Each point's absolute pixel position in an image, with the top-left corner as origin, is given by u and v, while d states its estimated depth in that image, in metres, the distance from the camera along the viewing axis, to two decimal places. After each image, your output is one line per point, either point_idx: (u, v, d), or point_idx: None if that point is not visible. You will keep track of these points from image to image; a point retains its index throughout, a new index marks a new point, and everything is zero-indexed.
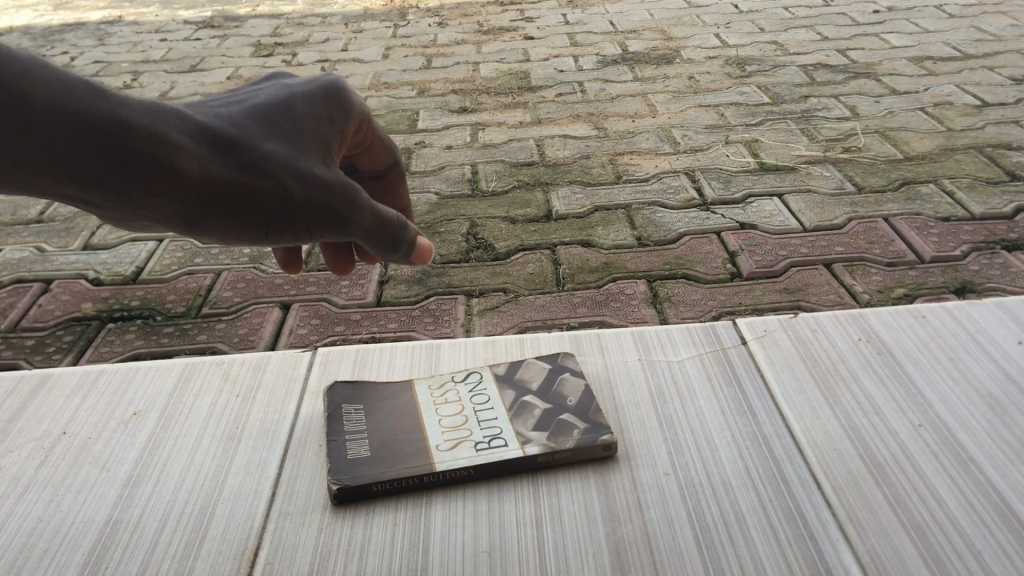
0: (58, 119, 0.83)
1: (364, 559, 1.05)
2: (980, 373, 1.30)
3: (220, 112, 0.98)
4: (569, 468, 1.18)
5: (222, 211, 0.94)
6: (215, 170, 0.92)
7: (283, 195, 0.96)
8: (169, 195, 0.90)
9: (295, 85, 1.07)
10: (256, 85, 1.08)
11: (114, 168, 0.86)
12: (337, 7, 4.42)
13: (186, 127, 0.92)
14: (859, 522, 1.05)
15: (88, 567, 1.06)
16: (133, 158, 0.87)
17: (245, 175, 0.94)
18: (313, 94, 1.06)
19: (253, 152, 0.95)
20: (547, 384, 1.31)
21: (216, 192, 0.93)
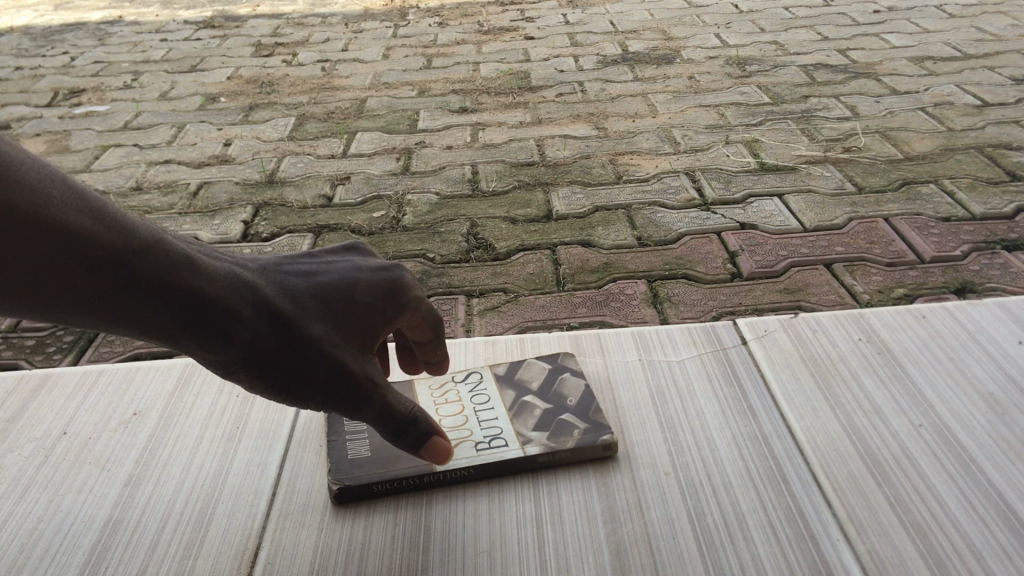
0: (134, 290, 0.84)
1: (364, 559, 1.05)
2: (981, 373, 1.30)
3: (285, 282, 0.99)
4: (570, 467, 1.18)
5: (253, 371, 0.94)
6: (262, 339, 0.93)
7: (312, 371, 0.95)
8: (212, 353, 0.91)
9: (365, 270, 1.07)
10: (330, 259, 1.10)
11: (170, 330, 0.88)
12: (338, 7, 4.42)
13: (250, 298, 0.92)
14: (859, 522, 1.05)
15: (88, 567, 1.06)
16: (188, 327, 0.88)
17: (286, 348, 0.94)
18: (378, 283, 1.06)
19: (301, 328, 0.95)
20: (546, 383, 1.31)
21: (254, 357, 0.93)
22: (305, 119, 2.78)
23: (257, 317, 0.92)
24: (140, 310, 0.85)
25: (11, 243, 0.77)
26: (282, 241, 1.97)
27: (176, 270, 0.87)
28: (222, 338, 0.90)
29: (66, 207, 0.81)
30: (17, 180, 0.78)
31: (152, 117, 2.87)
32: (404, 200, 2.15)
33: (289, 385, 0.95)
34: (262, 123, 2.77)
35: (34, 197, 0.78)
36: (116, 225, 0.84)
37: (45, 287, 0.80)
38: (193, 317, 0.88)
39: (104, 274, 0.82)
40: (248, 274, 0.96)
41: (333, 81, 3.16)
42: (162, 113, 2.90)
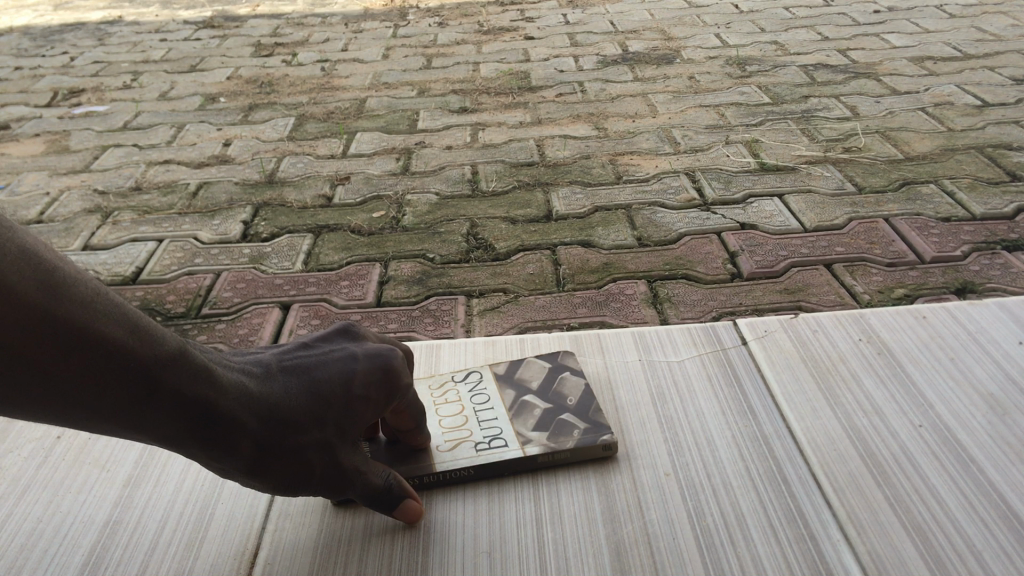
0: (157, 400, 0.83)
1: (364, 559, 1.05)
2: (981, 373, 1.30)
3: (282, 385, 0.98)
4: (569, 467, 1.18)
5: (255, 473, 0.95)
6: (264, 445, 0.93)
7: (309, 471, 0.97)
8: (218, 460, 0.92)
9: (362, 358, 1.06)
10: (326, 348, 1.08)
11: (181, 441, 0.88)
12: (338, 7, 4.42)
13: (256, 408, 0.92)
14: (859, 522, 1.05)
15: (88, 566, 1.06)
16: (199, 438, 0.88)
17: (284, 455, 0.95)
18: (374, 372, 1.05)
19: (300, 434, 0.96)
20: (547, 385, 1.31)
21: (257, 462, 0.94)
22: (305, 119, 2.78)
23: (260, 428, 0.93)
24: (160, 418, 0.84)
25: (53, 352, 0.76)
26: (282, 241, 1.97)
27: (196, 384, 0.86)
28: (228, 447, 0.90)
29: (107, 319, 0.80)
30: (64, 291, 0.77)
31: (152, 117, 2.87)
32: (405, 201, 2.15)
33: (287, 483, 0.97)
34: (262, 123, 2.76)
35: (79, 308, 0.78)
36: (149, 337, 0.83)
37: (74, 396, 0.78)
38: (204, 431, 0.88)
39: (133, 383, 0.81)
40: (252, 381, 0.95)
41: (333, 81, 3.15)
42: (161, 113, 2.90)
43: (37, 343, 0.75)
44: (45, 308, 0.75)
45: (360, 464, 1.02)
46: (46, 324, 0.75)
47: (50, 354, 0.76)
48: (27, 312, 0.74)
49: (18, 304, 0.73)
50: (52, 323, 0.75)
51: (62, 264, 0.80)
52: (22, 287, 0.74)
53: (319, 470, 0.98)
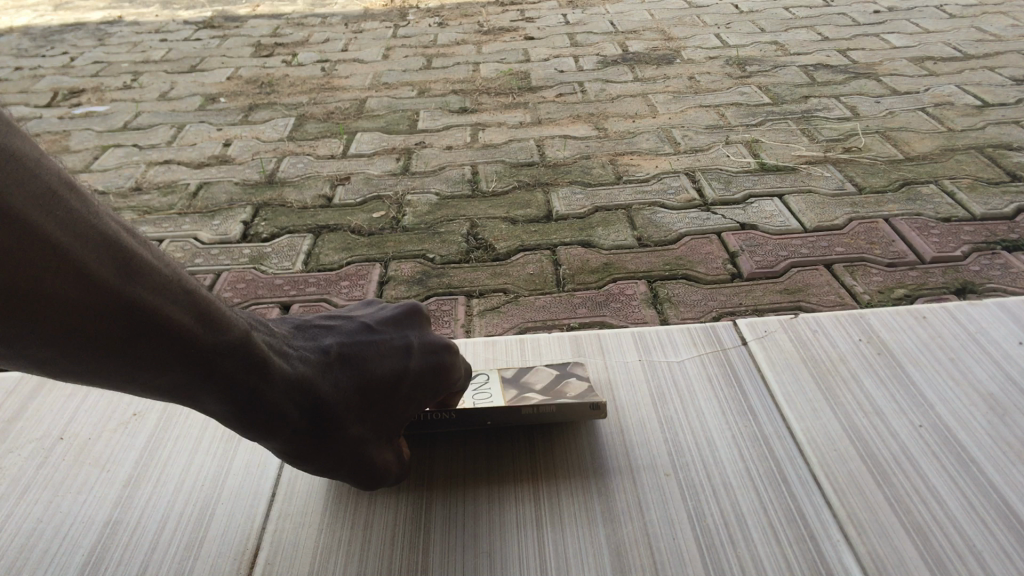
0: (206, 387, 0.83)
1: (364, 558, 1.05)
2: (981, 373, 1.30)
3: (337, 377, 1.00)
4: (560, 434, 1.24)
5: (289, 453, 0.97)
6: (302, 435, 0.96)
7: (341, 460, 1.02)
8: (254, 437, 0.93)
9: (415, 355, 1.09)
10: (387, 336, 1.10)
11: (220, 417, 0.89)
12: (338, 7, 4.43)
13: (303, 401, 0.94)
14: (859, 522, 1.05)
15: (88, 567, 1.06)
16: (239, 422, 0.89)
17: (324, 444, 0.98)
18: (426, 370, 1.09)
19: (342, 429, 0.99)
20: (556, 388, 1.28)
21: (294, 447, 0.96)
22: (305, 119, 2.78)
23: (303, 417, 0.94)
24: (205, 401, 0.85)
25: (121, 333, 0.74)
26: (282, 241, 1.97)
27: (250, 375, 0.86)
28: (267, 433, 0.92)
29: (177, 307, 0.78)
30: (142, 276, 0.75)
31: (152, 117, 2.87)
32: (405, 200, 2.15)
33: (317, 469, 1.01)
34: (262, 123, 2.77)
35: (152, 295, 0.76)
36: (217, 325, 0.82)
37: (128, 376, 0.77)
38: (247, 416, 0.89)
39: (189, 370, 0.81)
40: (308, 371, 0.96)
41: (333, 82, 3.16)
42: (161, 113, 2.90)
43: (109, 324, 0.73)
44: (124, 292, 0.73)
45: (386, 459, 1.07)
46: (121, 307, 0.73)
47: (119, 334, 0.74)
48: (103, 294, 0.72)
49: (97, 288, 0.71)
50: (125, 308, 0.74)
51: (143, 249, 0.77)
52: (100, 271, 0.72)
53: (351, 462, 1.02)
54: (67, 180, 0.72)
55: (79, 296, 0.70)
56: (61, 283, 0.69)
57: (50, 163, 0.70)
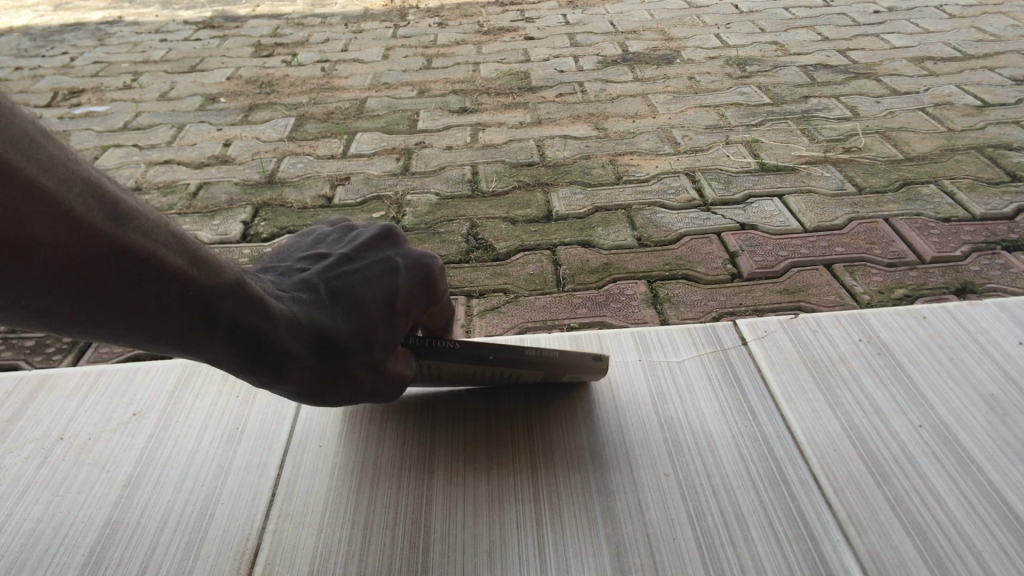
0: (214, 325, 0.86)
1: (364, 558, 1.06)
2: (981, 373, 1.30)
3: (332, 307, 1.04)
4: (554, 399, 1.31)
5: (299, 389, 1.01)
6: (310, 369, 0.99)
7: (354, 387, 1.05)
8: (264, 380, 0.97)
9: (402, 275, 1.12)
10: (371, 258, 1.13)
11: (229, 363, 0.92)
12: (339, 7, 4.43)
13: (305, 337, 0.98)
14: (859, 522, 1.05)
15: (88, 567, 1.06)
16: (254, 362, 0.93)
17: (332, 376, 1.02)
18: (414, 285, 1.13)
19: (349, 355, 1.03)
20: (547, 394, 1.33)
21: (303, 383, 1.01)
22: (305, 119, 2.78)
23: (309, 352, 0.98)
24: (218, 341, 0.88)
25: (118, 281, 0.75)
26: (282, 241, 1.97)
27: (251, 316, 0.89)
28: (278, 373, 0.96)
29: (167, 248, 0.79)
30: (130, 222, 0.76)
31: (152, 117, 2.87)
32: (405, 200, 2.15)
33: (329, 400, 1.06)
34: (262, 123, 2.77)
35: (142, 238, 0.77)
36: (209, 266, 0.84)
37: (135, 324, 0.79)
38: (257, 357, 0.92)
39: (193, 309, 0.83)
40: (303, 310, 0.99)
41: (333, 82, 3.16)
42: (161, 113, 2.90)
43: (106, 273, 0.74)
44: (117, 240, 0.74)
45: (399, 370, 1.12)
46: (115, 254, 0.74)
47: (117, 282, 0.75)
48: (97, 242, 0.72)
49: (91, 236, 0.72)
50: (118, 253, 0.74)
51: (124, 196, 0.78)
52: (90, 216, 0.72)
53: (361, 386, 1.06)
54: (41, 131, 0.72)
55: (75, 246, 0.71)
56: (55, 235, 0.69)
57: (21, 114, 0.70)
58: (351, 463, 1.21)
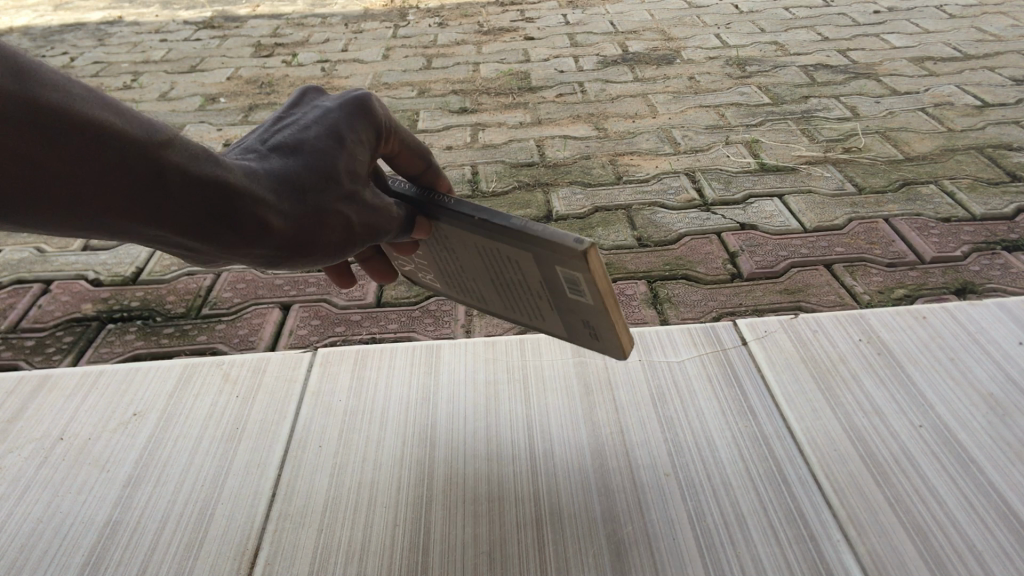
0: (167, 179, 0.82)
1: (364, 558, 1.06)
2: (981, 373, 1.30)
3: (283, 154, 0.97)
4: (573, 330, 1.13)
5: (289, 246, 0.96)
6: (292, 217, 0.94)
7: (347, 223, 1.00)
8: (250, 244, 0.92)
9: (337, 109, 1.05)
10: (302, 112, 1.06)
11: (204, 228, 0.87)
12: (339, 7, 4.43)
13: (270, 183, 0.93)
14: (859, 522, 1.05)
15: (89, 567, 1.07)
16: (235, 216, 0.88)
17: (317, 220, 0.97)
18: (351, 114, 1.05)
19: (323, 190, 0.97)
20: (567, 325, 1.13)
21: (290, 236, 0.95)
22: None
23: (282, 199, 0.93)
24: (179, 204, 0.83)
25: (33, 138, 0.72)
26: None
27: (199, 162, 0.85)
28: (262, 226, 0.91)
29: (82, 101, 0.77)
30: (30, 77, 0.74)
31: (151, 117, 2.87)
32: None
33: (324, 253, 1.00)
34: None
35: (51, 92, 0.75)
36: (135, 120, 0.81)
37: (77, 191, 0.76)
38: (232, 209, 0.87)
39: (136, 166, 0.79)
40: (257, 163, 0.94)
41: (333, 82, 3.16)
42: (161, 113, 2.90)
43: (17, 129, 0.71)
44: (19, 95, 0.72)
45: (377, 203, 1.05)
46: (21, 108, 0.72)
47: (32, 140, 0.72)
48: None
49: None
50: (27, 106, 0.72)
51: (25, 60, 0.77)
52: None
53: (351, 226, 1.01)
54: None
55: None
56: None
57: None
58: (352, 463, 1.21)
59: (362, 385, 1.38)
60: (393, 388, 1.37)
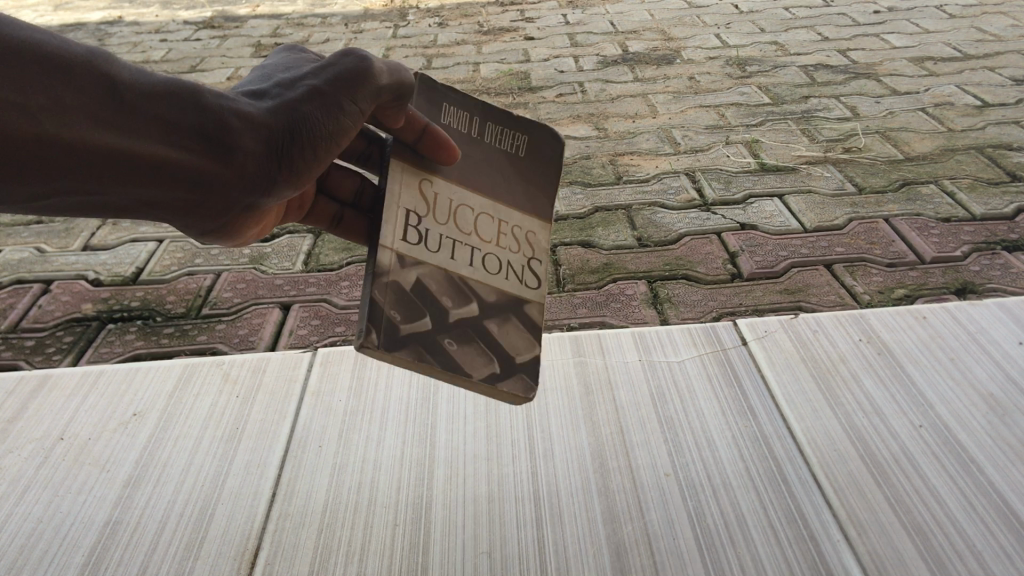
0: (117, 91, 0.82)
1: (364, 558, 1.06)
2: (981, 373, 1.30)
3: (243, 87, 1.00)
4: (524, 328, 1.01)
5: (283, 142, 0.93)
6: (269, 113, 0.93)
7: (314, 95, 0.95)
8: (246, 146, 0.90)
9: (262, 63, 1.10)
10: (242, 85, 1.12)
11: (196, 141, 0.87)
12: (339, 7, 4.43)
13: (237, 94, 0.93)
14: (859, 522, 1.05)
15: (88, 567, 1.07)
16: (193, 112, 0.86)
17: (293, 105, 0.94)
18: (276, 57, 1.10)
19: (282, 86, 0.97)
20: (519, 325, 1.01)
21: (279, 131, 0.93)
22: None
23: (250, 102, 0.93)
24: (140, 113, 0.83)
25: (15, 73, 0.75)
26: (281, 242, 1.97)
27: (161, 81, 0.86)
28: (244, 123, 0.90)
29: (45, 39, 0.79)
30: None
31: None
32: None
33: (320, 125, 0.95)
34: None
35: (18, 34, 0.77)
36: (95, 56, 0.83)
37: (30, 116, 0.75)
38: (209, 113, 0.87)
39: (80, 79, 0.79)
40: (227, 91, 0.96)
41: None
42: None
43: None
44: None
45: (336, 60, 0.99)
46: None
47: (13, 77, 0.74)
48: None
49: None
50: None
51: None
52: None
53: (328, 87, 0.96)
54: None
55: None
56: None
57: None
58: (352, 463, 1.21)
59: (362, 385, 1.38)
60: (393, 388, 1.37)
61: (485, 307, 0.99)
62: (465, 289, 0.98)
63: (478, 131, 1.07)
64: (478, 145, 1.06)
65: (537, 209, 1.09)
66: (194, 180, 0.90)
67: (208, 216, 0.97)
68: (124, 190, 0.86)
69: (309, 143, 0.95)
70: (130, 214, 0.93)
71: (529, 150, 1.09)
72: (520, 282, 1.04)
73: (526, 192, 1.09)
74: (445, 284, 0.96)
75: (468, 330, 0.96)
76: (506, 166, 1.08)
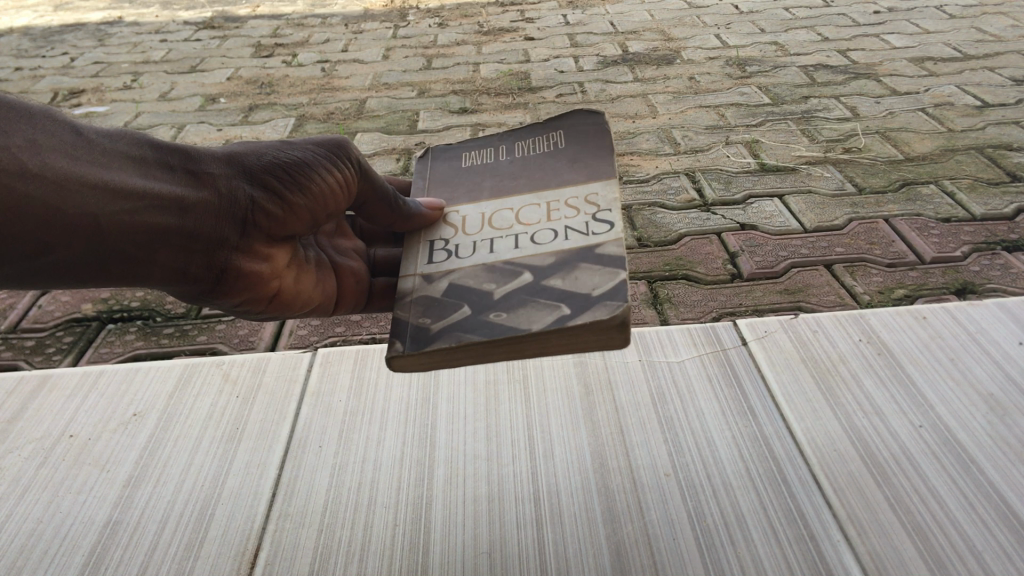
0: (84, 135, 0.85)
1: (364, 559, 1.06)
2: (981, 373, 1.30)
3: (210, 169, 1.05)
4: (595, 267, 0.90)
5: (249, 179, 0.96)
6: (232, 160, 0.97)
7: (279, 146, 1.03)
8: (210, 180, 0.92)
9: None
10: None
11: (161, 175, 0.89)
12: (339, 7, 4.44)
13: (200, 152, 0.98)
14: (860, 523, 1.05)
15: (89, 566, 1.07)
16: (155, 152, 0.91)
17: (252, 153, 0.99)
18: None
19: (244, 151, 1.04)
20: (588, 268, 0.90)
21: (240, 169, 0.96)
22: (305, 119, 2.79)
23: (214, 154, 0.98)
24: (111, 154, 0.86)
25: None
26: None
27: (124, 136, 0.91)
28: (203, 164, 0.94)
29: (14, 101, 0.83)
30: None
31: (151, 117, 2.88)
32: None
33: (282, 165, 0.99)
34: (262, 123, 2.77)
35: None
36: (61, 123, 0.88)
37: (10, 151, 0.76)
38: (166, 153, 0.92)
39: (50, 126, 0.82)
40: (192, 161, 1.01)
41: (334, 81, 3.16)
42: (162, 113, 2.90)
43: None
44: None
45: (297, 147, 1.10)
46: None
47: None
48: None
49: None
50: None
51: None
52: None
53: (284, 145, 1.03)
54: None
55: None
56: None
57: None
58: (352, 463, 1.21)
59: (362, 385, 1.38)
60: (392, 388, 1.37)
61: (543, 273, 0.92)
62: (514, 268, 0.95)
63: (510, 150, 1.19)
64: (514, 162, 1.16)
65: (596, 176, 1.06)
66: (177, 213, 0.88)
67: (205, 255, 0.92)
68: (118, 231, 0.83)
69: (277, 172, 0.98)
70: (132, 274, 0.87)
71: (566, 139, 1.14)
72: (586, 235, 0.96)
73: (579, 169, 1.08)
74: (482, 277, 0.96)
75: (522, 297, 0.89)
76: (550, 162, 1.12)
